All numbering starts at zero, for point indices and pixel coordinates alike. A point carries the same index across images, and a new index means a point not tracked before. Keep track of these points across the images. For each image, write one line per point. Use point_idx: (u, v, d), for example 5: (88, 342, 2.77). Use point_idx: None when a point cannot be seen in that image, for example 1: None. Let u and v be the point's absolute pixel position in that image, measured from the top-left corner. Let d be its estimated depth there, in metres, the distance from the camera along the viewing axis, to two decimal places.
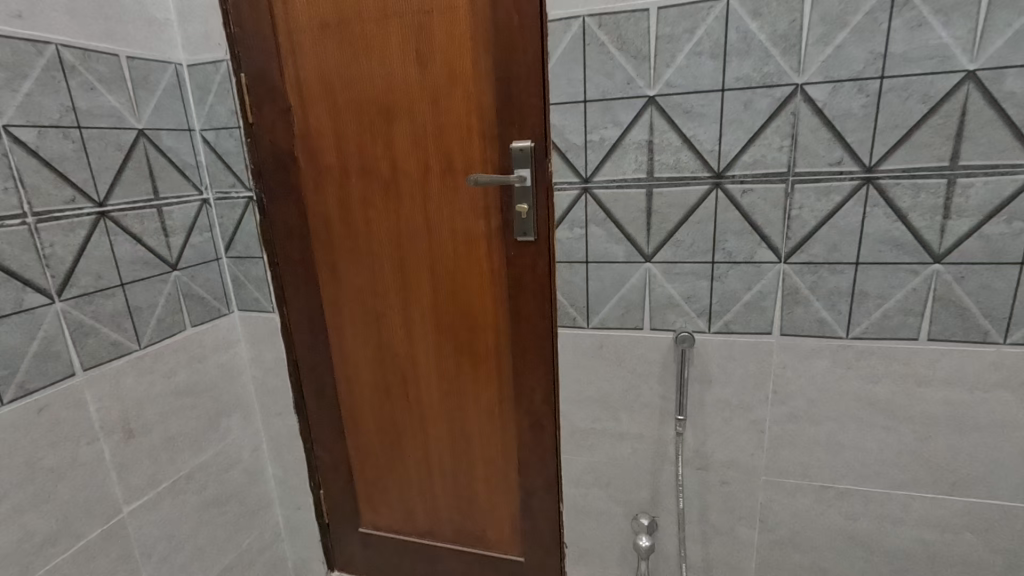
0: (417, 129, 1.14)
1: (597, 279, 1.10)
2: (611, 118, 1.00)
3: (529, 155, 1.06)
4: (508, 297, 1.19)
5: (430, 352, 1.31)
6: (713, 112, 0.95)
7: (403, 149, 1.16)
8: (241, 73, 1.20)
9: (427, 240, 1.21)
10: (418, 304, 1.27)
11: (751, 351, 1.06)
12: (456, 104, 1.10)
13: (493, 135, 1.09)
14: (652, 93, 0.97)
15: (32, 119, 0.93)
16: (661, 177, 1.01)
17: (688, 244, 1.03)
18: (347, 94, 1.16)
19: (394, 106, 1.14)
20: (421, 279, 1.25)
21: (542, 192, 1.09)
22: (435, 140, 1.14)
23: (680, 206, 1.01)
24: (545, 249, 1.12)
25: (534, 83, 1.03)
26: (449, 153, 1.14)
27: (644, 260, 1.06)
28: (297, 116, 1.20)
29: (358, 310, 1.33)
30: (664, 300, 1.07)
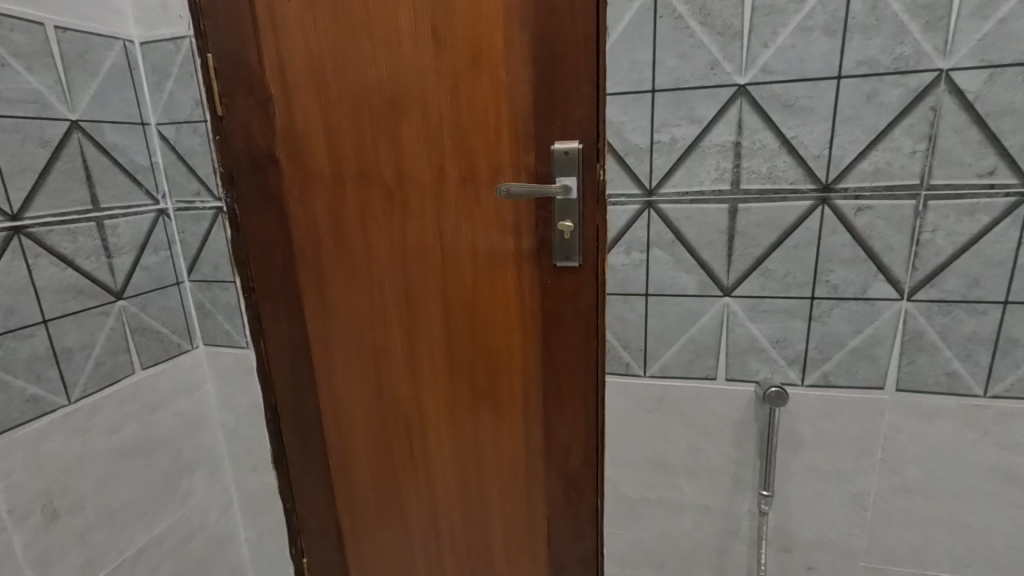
0: (431, 126, 0.91)
1: (659, 316, 0.87)
2: (686, 113, 0.78)
3: (577, 159, 0.84)
4: (542, 333, 0.96)
5: (441, 399, 1.07)
6: (824, 106, 0.73)
7: (412, 150, 0.93)
8: (207, 52, 0.95)
9: (441, 263, 0.98)
10: (428, 339, 1.03)
11: (856, 410, 0.84)
12: (482, 94, 0.87)
13: (529, 133, 0.86)
14: (743, 81, 0.75)
15: None
16: (750, 190, 0.79)
17: (781, 275, 0.81)
18: (342, 81, 0.92)
19: (402, 96, 0.91)
20: (432, 310, 1.01)
21: (591, 207, 0.86)
22: (453, 141, 0.90)
23: (773, 227, 0.79)
24: (592, 276, 0.90)
25: (584, 68, 0.81)
26: (470, 157, 0.90)
27: (722, 294, 0.84)
28: (279, 107, 0.96)
29: (352, 346, 1.08)
30: (746, 345, 0.85)
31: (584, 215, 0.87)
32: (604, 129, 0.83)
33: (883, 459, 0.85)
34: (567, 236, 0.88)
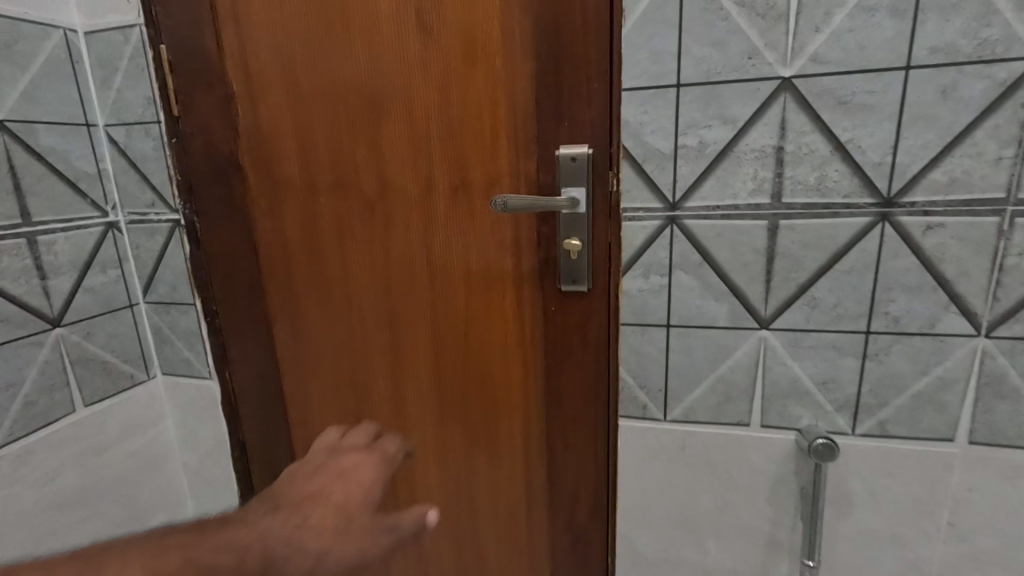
0: (417, 130, 0.78)
1: (683, 351, 0.74)
2: (719, 111, 0.65)
3: (586, 167, 0.71)
4: (547, 369, 0.83)
5: (429, 440, 0.93)
6: (887, 103, 0.60)
7: (394, 157, 0.79)
8: (160, 43, 0.83)
9: (430, 287, 0.84)
10: (414, 374, 0.90)
11: (917, 464, 0.71)
12: (476, 93, 0.74)
13: (531, 138, 0.73)
14: (788, 73, 0.62)
15: None
16: (794, 204, 0.66)
17: (830, 305, 0.68)
18: (315, 78, 0.79)
19: (384, 95, 0.77)
20: (420, 340, 0.88)
21: (602, 222, 0.74)
22: (443, 147, 0.77)
23: (821, 248, 0.66)
24: (603, 303, 0.77)
25: (596, 60, 0.68)
26: (462, 164, 0.77)
27: (759, 326, 0.71)
28: (245, 108, 0.84)
29: (329, 379, 0.95)
30: (786, 387, 0.72)
31: (593, 232, 0.74)
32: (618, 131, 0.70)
33: (950, 524, 0.71)
34: (574, 256, 0.75)
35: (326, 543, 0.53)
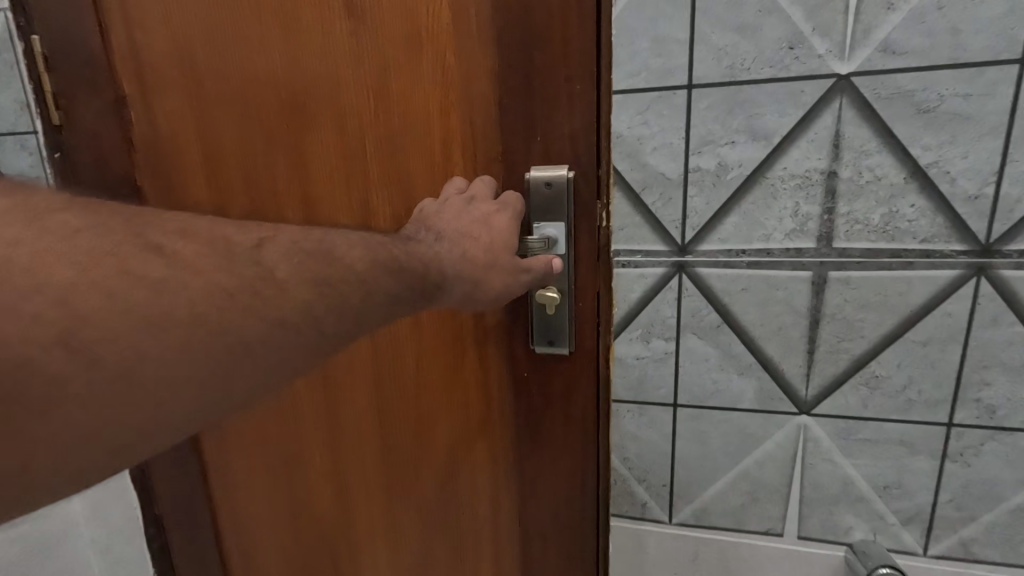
0: (348, 146, 0.59)
1: (694, 437, 0.56)
2: (746, 122, 0.47)
3: (566, 196, 0.51)
4: (519, 456, 0.63)
5: (374, 536, 0.73)
6: (986, 111, 0.43)
7: (323, 178, 0.61)
8: (31, 33, 0.65)
9: (370, 349, 0.65)
10: (356, 456, 0.70)
11: None
12: (420, 98, 0.55)
13: (494, 159, 0.54)
14: (846, 70, 0.44)
15: None
16: (851, 250, 0.48)
17: (899, 386, 0.50)
18: (223, 79, 0.62)
19: (306, 101, 0.59)
20: (361, 413, 0.68)
21: (586, 266, 0.54)
22: (381, 168, 0.59)
23: (888, 311, 0.48)
24: (590, 374, 0.56)
25: (577, 53, 0.49)
26: (407, 190, 0.58)
27: (798, 411, 0.53)
28: (139, 118, 0.66)
29: (257, 455, 0.75)
30: (833, 491, 0.54)
31: (576, 280, 0.54)
32: (609, 150, 0.51)
33: None
34: (551, 311, 0.54)
35: (485, 259, 0.48)
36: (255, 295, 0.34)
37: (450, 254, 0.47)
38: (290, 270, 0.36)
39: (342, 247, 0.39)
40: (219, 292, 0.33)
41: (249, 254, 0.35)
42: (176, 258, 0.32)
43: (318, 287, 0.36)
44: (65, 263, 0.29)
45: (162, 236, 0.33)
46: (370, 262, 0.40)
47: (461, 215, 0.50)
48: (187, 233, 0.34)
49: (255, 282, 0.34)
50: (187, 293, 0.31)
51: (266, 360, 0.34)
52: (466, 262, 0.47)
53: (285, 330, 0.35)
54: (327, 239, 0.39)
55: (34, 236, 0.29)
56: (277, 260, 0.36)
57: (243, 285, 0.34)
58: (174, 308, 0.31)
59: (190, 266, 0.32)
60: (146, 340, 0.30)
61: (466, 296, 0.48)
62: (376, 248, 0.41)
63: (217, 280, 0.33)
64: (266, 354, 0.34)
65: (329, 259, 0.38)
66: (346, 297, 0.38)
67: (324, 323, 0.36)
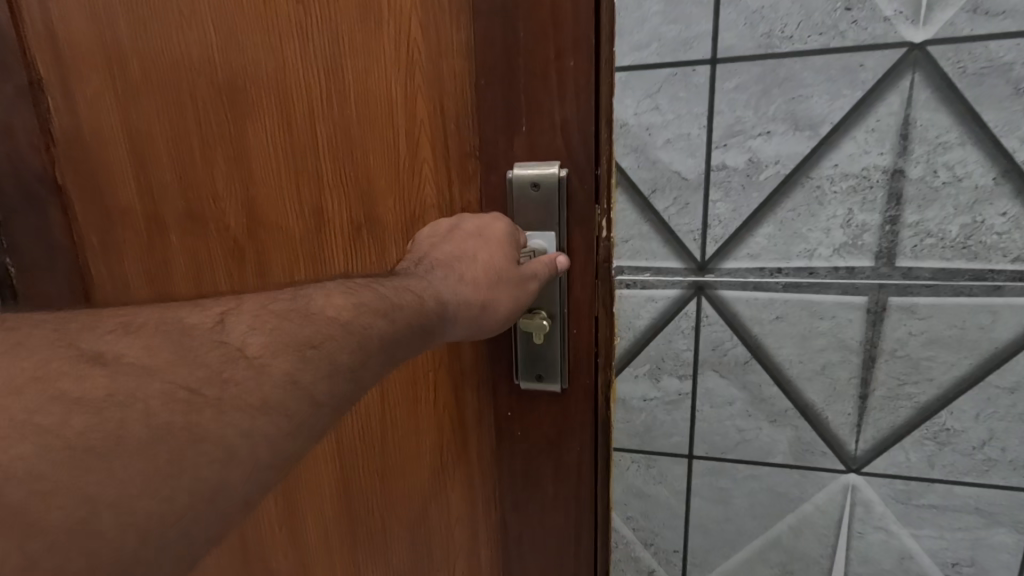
0: (295, 138, 0.46)
1: (714, 497, 0.46)
2: (786, 104, 0.37)
3: (555, 200, 0.41)
4: (507, 520, 0.50)
5: None
6: None
7: (263, 173, 0.47)
8: None
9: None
10: (310, 534, 0.54)
11: None
12: (379, 75, 0.42)
13: (470, 153, 0.43)
14: (919, 35, 0.34)
15: None
16: (899, 274, 0.38)
17: (976, 442, 0.39)
18: (145, 50, 0.48)
19: (241, 82, 0.46)
20: (319, 483, 0.53)
21: (582, 283, 0.42)
22: (335, 165, 0.45)
23: (966, 348, 0.38)
24: (587, 416, 0.45)
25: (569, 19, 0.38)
26: (367, 190, 0.45)
27: (846, 468, 0.42)
28: (63, 109, 0.53)
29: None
30: (885, 566, 0.43)
31: (569, 303, 0.43)
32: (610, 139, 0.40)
33: None
34: (540, 341, 0.43)
35: (490, 279, 0.38)
36: (233, 384, 0.25)
37: (446, 284, 0.37)
38: (267, 339, 0.27)
39: (319, 298, 0.30)
40: (191, 389, 0.24)
41: (214, 333, 0.26)
42: (129, 361, 0.24)
43: (305, 351, 0.28)
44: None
45: (101, 339, 0.24)
46: (363, 315, 0.31)
47: (456, 233, 0.40)
48: (136, 323, 0.25)
49: (230, 365, 0.26)
50: (150, 399, 0.23)
51: (263, 460, 0.26)
52: (466, 288, 0.37)
53: (277, 417, 0.26)
54: (303, 293, 0.30)
55: None
56: (248, 332, 0.27)
57: (214, 373, 0.25)
58: (132, 427, 0.23)
59: (150, 366, 0.24)
60: (99, 478, 0.21)
61: (469, 331, 0.38)
62: (358, 292, 0.32)
63: (182, 375, 0.24)
64: (257, 454, 0.25)
65: (308, 314, 0.29)
66: (344, 359, 0.29)
67: (323, 395, 0.28)
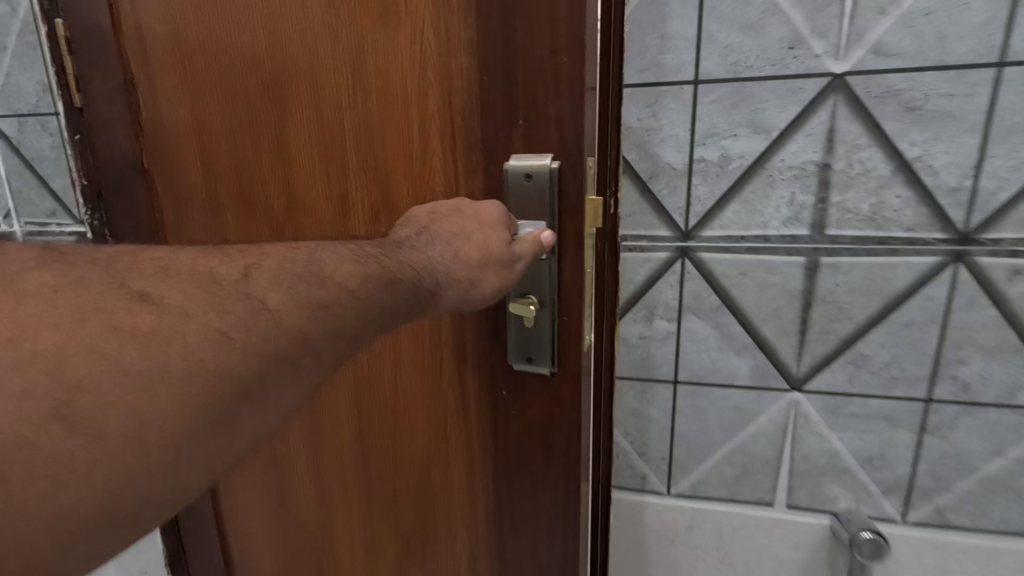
0: (329, 126, 0.52)
1: (693, 413, 0.60)
2: (748, 114, 0.51)
3: (549, 187, 0.42)
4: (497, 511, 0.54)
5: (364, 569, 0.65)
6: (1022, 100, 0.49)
7: (307, 162, 0.54)
8: (55, 17, 0.65)
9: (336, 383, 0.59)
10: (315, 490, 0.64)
11: (982, 561, 0.57)
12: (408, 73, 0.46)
13: (474, 146, 0.46)
14: (841, 67, 0.48)
15: (13, 107, 0.71)
16: (837, 237, 0.52)
17: (882, 364, 0.54)
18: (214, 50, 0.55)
19: (285, 77, 0.52)
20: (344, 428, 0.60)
21: (575, 274, 0.45)
22: (360, 156, 0.51)
23: (873, 294, 0.52)
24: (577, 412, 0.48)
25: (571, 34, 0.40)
26: (391, 179, 0.50)
27: (791, 387, 0.56)
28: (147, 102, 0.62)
29: (249, 472, 0.71)
30: (820, 463, 0.58)
31: (562, 290, 0.45)
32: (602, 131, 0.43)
33: None
34: (529, 324, 0.46)
35: (479, 258, 0.41)
36: (253, 332, 0.28)
37: (442, 260, 0.40)
38: (285, 294, 0.30)
39: (331, 263, 0.34)
40: (219, 333, 0.27)
41: (240, 281, 0.29)
42: (169, 304, 0.27)
43: (318, 309, 0.31)
44: (53, 330, 0.24)
45: (144, 280, 0.27)
46: (372, 286, 0.35)
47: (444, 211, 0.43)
48: (173, 269, 0.28)
49: (253, 316, 0.29)
50: (184, 339, 0.26)
51: (277, 399, 0.29)
52: (458, 267, 0.41)
53: (297, 349, 0.30)
54: (317, 255, 0.34)
55: (11, 302, 0.23)
56: (270, 286, 0.30)
57: (240, 321, 0.28)
58: (173, 359, 0.26)
59: (179, 315, 0.27)
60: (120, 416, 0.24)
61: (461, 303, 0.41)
62: (366, 259, 0.36)
63: (214, 320, 0.27)
64: (278, 386, 0.29)
65: (326, 272, 0.33)
66: (347, 320, 0.33)
67: (323, 346, 0.31)
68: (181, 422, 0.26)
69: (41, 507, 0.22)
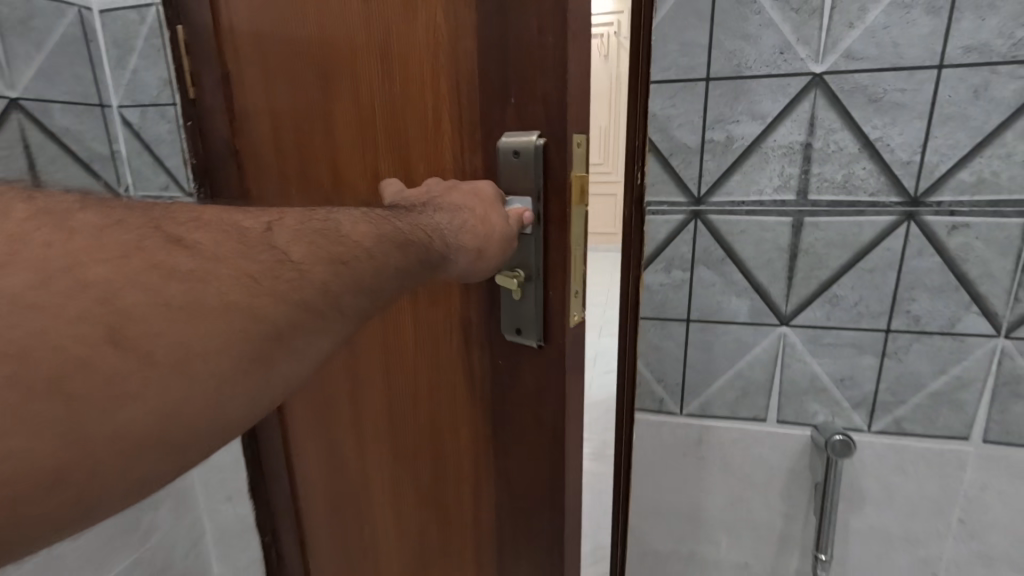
0: (364, 114, 0.66)
1: (702, 346, 0.75)
2: (748, 105, 0.65)
3: (531, 163, 0.54)
4: (499, 454, 0.70)
5: (405, 478, 0.82)
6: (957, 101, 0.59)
7: (346, 142, 0.69)
8: (177, 24, 0.79)
9: (386, 335, 0.76)
10: (370, 429, 0.84)
11: (930, 461, 0.72)
12: (426, 62, 0.59)
13: (473, 128, 0.59)
14: (819, 68, 0.62)
15: (136, 99, 0.86)
16: (819, 201, 0.66)
17: (852, 302, 0.68)
18: (284, 54, 0.71)
19: (335, 75, 0.67)
20: (393, 366, 0.77)
21: (557, 248, 0.56)
22: (387, 135, 0.65)
23: (845, 246, 0.66)
24: (558, 389, 0.61)
25: (551, 38, 0.50)
26: (407, 155, 0.64)
27: (780, 322, 0.71)
28: (235, 93, 0.79)
29: (325, 400, 0.90)
30: (803, 384, 0.73)
31: (546, 262, 0.57)
32: (577, 117, 0.53)
33: (960, 521, 0.73)
34: (517, 295, 0.59)
35: (482, 234, 0.53)
36: (277, 278, 0.36)
37: (451, 227, 0.52)
38: (305, 248, 0.39)
39: (349, 225, 0.43)
40: (247, 276, 0.35)
41: (265, 235, 0.38)
42: (199, 249, 0.34)
43: (336, 264, 0.40)
44: (106, 263, 0.31)
45: (176, 229, 0.35)
46: (387, 247, 0.45)
47: (449, 191, 0.56)
48: (202, 221, 0.37)
49: (279, 264, 0.37)
50: (216, 282, 0.34)
51: (298, 340, 0.37)
52: (466, 238, 0.52)
53: (319, 296, 0.38)
54: (336, 218, 0.43)
55: (61, 238, 0.30)
56: (292, 241, 0.39)
57: (266, 268, 0.36)
58: (209, 296, 0.33)
59: (209, 261, 0.34)
60: (161, 337, 0.31)
61: (469, 268, 0.53)
62: (381, 222, 0.46)
63: (241, 266, 0.35)
64: (296, 330, 0.37)
65: (347, 237, 0.42)
66: (364, 277, 0.41)
67: (343, 300, 0.40)
68: (215, 346, 0.33)
69: (113, 409, 0.30)
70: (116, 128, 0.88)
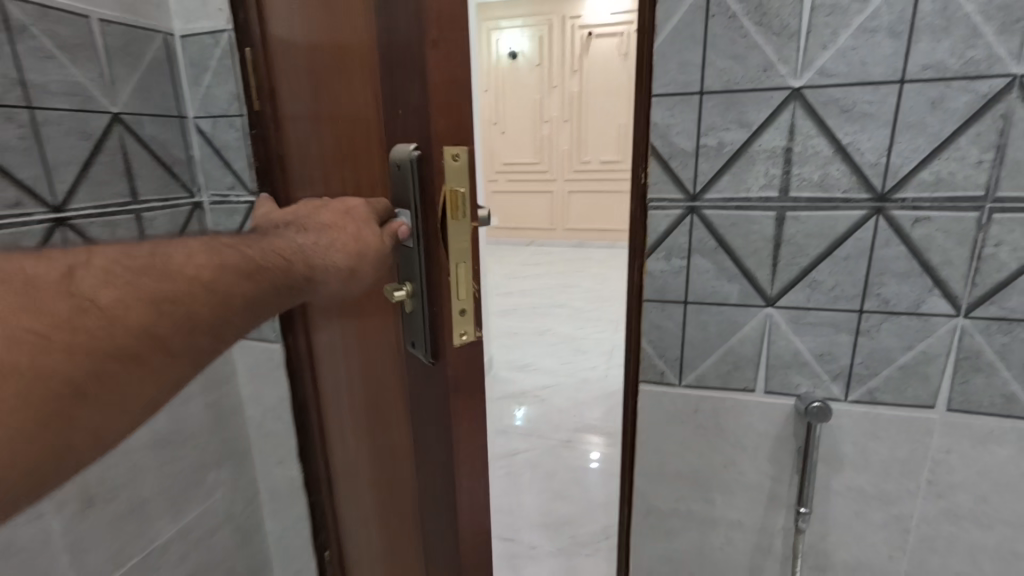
0: (342, 132, 0.77)
1: (698, 325, 0.85)
2: (737, 116, 0.75)
3: (408, 172, 0.55)
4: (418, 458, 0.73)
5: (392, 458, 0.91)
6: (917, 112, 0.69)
7: (332, 155, 0.80)
8: (245, 46, 0.93)
9: (377, 328, 0.85)
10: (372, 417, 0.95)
11: (901, 427, 0.81)
12: (367, 75, 0.67)
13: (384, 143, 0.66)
14: (797, 83, 0.72)
15: (208, 111, 1.00)
16: (799, 198, 0.76)
17: (829, 286, 0.78)
18: (300, 78, 0.83)
19: (326, 97, 0.78)
20: (380, 356, 0.86)
21: (437, 262, 0.58)
22: (354, 149, 0.75)
23: (824, 236, 0.76)
24: (444, 408, 0.63)
25: (411, 53, 0.52)
26: (364, 168, 0.73)
27: (766, 303, 0.81)
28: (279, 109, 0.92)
29: (344, 380, 1.01)
30: (787, 358, 0.83)
31: (427, 275, 0.59)
32: (443, 130, 0.54)
33: (929, 482, 0.82)
34: (410, 307, 0.62)
35: (349, 258, 0.58)
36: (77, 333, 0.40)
37: (314, 249, 0.56)
38: (113, 294, 0.42)
39: (182, 257, 0.47)
40: (41, 335, 0.38)
41: (68, 287, 0.40)
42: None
43: (162, 306, 0.44)
44: None
45: None
46: (229, 276, 0.49)
47: (320, 212, 0.61)
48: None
49: (79, 314, 0.40)
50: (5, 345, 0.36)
51: (111, 386, 0.42)
52: (338, 256, 0.57)
53: (138, 342, 0.43)
54: (168, 253, 0.46)
55: None
56: (98, 288, 0.41)
57: (63, 324, 0.39)
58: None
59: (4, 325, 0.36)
60: None
61: (339, 287, 0.58)
62: (227, 250, 0.50)
63: (32, 326, 0.37)
64: (108, 376, 0.42)
65: (179, 274, 0.46)
66: (198, 312, 0.47)
67: (171, 340, 0.45)
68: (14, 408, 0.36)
69: None
70: (191, 137, 1.02)
